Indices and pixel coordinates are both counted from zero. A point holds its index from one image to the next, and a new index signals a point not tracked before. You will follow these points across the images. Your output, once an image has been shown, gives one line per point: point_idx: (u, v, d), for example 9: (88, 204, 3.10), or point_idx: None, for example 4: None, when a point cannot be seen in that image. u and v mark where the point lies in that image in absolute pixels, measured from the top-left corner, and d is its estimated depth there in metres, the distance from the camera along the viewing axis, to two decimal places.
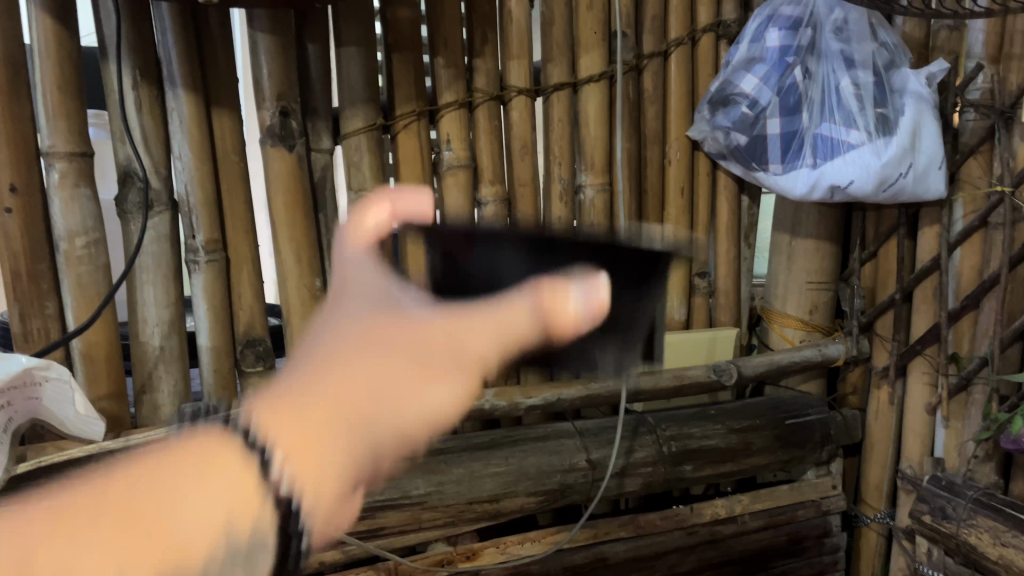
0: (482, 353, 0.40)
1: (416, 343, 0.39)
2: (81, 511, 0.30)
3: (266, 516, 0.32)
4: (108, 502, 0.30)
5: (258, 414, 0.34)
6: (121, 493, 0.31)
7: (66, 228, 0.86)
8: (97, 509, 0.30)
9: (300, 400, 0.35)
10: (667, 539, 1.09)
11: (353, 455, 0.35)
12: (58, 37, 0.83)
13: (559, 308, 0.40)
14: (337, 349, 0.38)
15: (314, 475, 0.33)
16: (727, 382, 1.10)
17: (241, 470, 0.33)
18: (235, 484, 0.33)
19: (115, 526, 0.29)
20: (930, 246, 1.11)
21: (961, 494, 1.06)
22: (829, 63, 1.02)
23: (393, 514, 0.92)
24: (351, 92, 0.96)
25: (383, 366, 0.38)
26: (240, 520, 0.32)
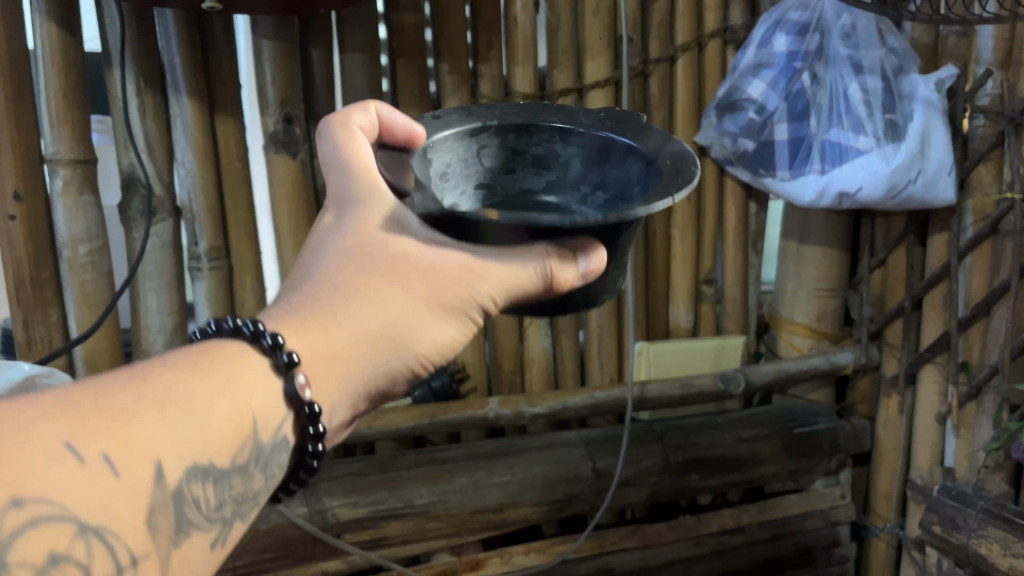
0: (475, 296, 0.49)
1: (428, 282, 0.49)
2: (97, 424, 0.33)
3: (286, 416, 0.44)
4: (128, 422, 0.34)
5: (295, 330, 0.45)
6: (136, 405, 0.35)
7: (69, 235, 0.85)
8: (102, 417, 0.34)
9: (334, 335, 0.46)
10: (672, 549, 1.08)
11: (373, 368, 0.48)
12: (62, 43, 0.82)
13: (561, 272, 0.47)
14: (365, 283, 0.48)
15: (344, 376, 0.46)
16: (735, 391, 1.09)
17: (269, 378, 0.43)
18: (233, 398, 0.40)
19: (132, 452, 0.34)
20: (940, 254, 1.10)
21: (971, 504, 1.05)
22: (837, 68, 1.00)
23: (395, 524, 0.91)
24: (356, 98, 0.95)
25: (399, 306, 0.48)
26: (226, 441, 0.39)
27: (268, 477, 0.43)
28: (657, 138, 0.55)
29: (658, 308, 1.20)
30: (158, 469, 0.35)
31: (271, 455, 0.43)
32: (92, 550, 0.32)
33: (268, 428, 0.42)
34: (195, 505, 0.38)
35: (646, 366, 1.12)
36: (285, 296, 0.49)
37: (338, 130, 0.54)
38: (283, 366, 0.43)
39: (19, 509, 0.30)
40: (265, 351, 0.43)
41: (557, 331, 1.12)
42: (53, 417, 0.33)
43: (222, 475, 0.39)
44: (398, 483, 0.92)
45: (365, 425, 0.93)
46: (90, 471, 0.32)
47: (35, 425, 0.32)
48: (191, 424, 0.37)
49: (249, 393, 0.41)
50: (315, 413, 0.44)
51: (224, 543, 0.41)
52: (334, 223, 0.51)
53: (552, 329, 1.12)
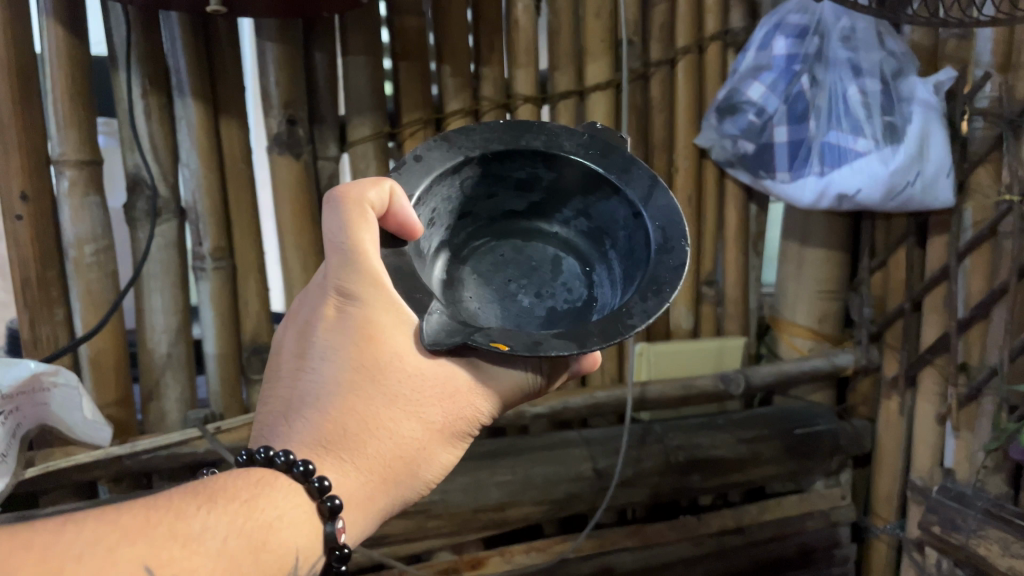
0: (482, 413, 0.51)
1: (444, 405, 0.49)
2: (170, 547, 0.36)
3: (319, 556, 0.43)
4: (193, 549, 0.36)
5: (328, 466, 0.45)
6: (203, 534, 0.37)
7: (75, 235, 0.86)
8: (171, 538, 0.36)
9: (361, 473, 0.46)
10: (674, 550, 1.08)
11: (390, 500, 0.48)
12: (68, 45, 0.83)
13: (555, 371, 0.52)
14: (385, 410, 0.47)
15: (368, 510, 0.47)
16: (735, 392, 1.10)
17: (310, 515, 0.43)
18: (282, 531, 0.41)
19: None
20: (940, 256, 1.10)
21: (970, 504, 1.06)
22: (836, 71, 1.00)
23: (397, 523, 0.93)
24: (358, 101, 0.96)
25: (416, 431, 0.49)
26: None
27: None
28: (642, 181, 0.55)
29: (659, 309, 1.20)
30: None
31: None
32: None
33: (306, 568, 0.42)
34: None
35: (647, 367, 1.13)
36: (292, 425, 0.46)
37: (349, 208, 0.49)
38: (325, 509, 0.43)
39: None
40: (309, 489, 0.43)
41: None
42: (131, 538, 0.35)
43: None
44: None
45: None
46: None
47: (116, 547, 0.34)
48: (248, 559, 0.38)
49: (295, 530, 0.42)
50: (347, 554, 0.44)
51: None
52: (337, 328, 0.49)
53: None
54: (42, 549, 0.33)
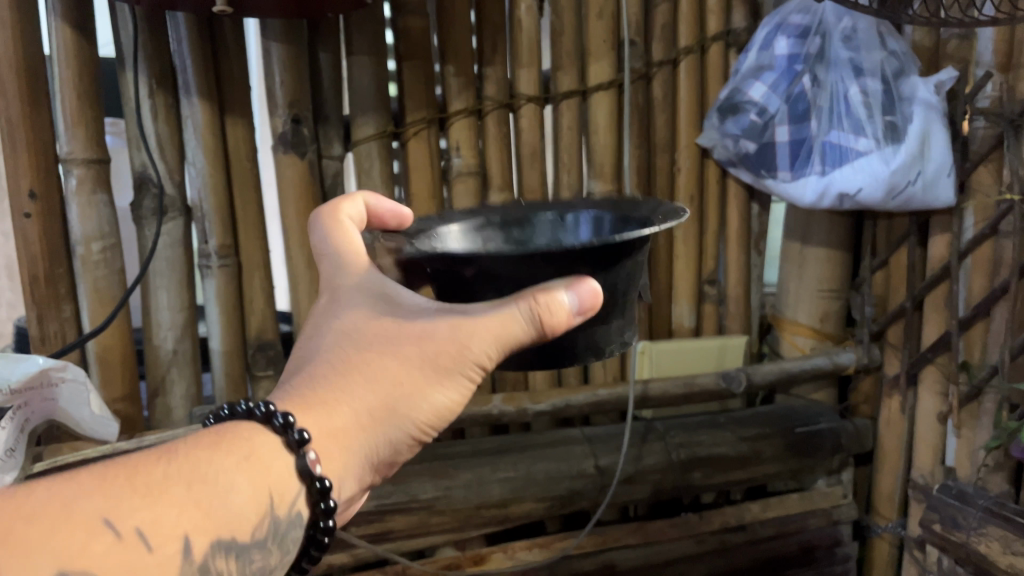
0: (470, 357, 0.48)
1: (422, 344, 0.48)
2: (130, 499, 0.37)
3: (299, 492, 0.45)
4: (156, 497, 0.38)
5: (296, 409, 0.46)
6: (165, 483, 0.39)
7: (83, 232, 0.87)
8: (132, 490, 0.37)
9: (338, 415, 0.47)
10: (675, 547, 1.09)
11: (376, 443, 0.48)
12: (77, 45, 0.84)
13: (550, 312, 0.45)
14: (362, 354, 0.48)
15: (345, 448, 0.47)
16: (737, 390, 1.10)
17: (281, 456, 0.44)
18: (247, 471, 0.43)
19: (162, 528, 0.37)
20: (941, 255, 1.11)
21: (971, 503, 1.06)
22: (837, 71, 1.01)
23: (401, 518, 0.94)
24: (363, 100, 0.97)
25: (398, 375, 0.48)
26: (248, 519, 0.42)
27: (284, 551, 0.46)
28: (651, 203, 0.57)
29: (662, 308, 1.21)
30: (186, 544, 0.38)
31: (287, 530, 0.45)
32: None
33: (284, 507, 0.44)
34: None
35: (649, 365, 1.14)
36: (288, 379, 0.50)
37: (327, 222, 0.56)
38: (305, 468, 0.45)
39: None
40: (276, 430, 0.44)
41: None
42: (90, 492, 0.36)
43: (243, 550, 0.42)
44: (404, 478, 0.94)
45: None
46: (124, 545, 0.35)
47: (76, 502, 0.35)
48: (215, 501, 0.40)
49: (266, 469, 0.44)
50: (326, 487, 0.45)
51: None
52: (328, 309, 0.52)
53: None
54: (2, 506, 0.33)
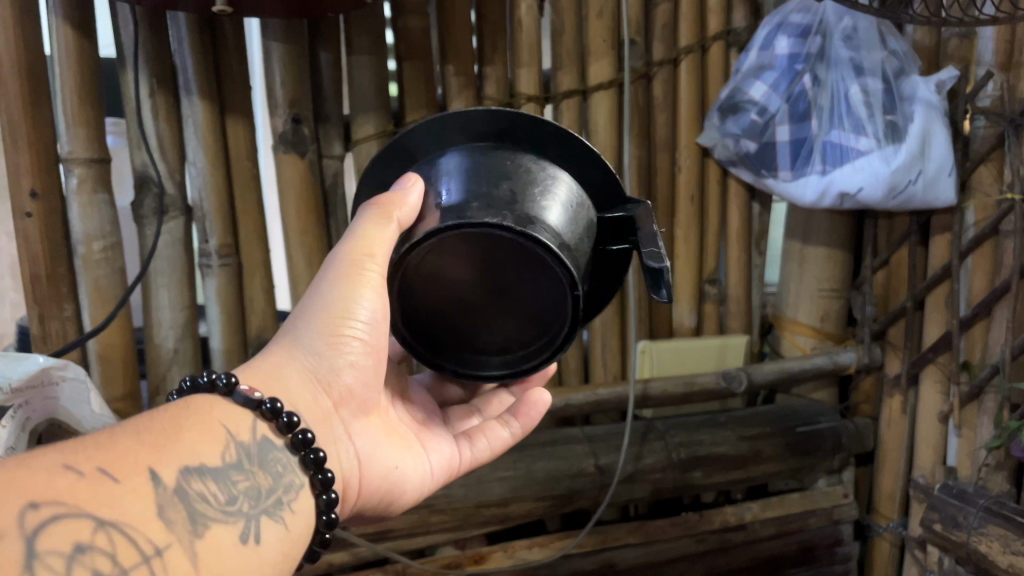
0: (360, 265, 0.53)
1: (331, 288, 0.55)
2: (80, 449, 0.39)
3: (256, 421, 0.49)
4: (107, 447, 0.40)
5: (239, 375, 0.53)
6: (111, 435, 0.41)
7: (84, 231, 0.88)
8: (83, 445, 0.40)
9: (275, 368, 0.54)
10: (676, 546, 1.09)
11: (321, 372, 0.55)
12: (77, 45, 0.85)
13: (390, 200, 0.52)
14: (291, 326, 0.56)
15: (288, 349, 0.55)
16: (737, 389, 1.11)
17: (228, 403, 0.48)
18: (193, 416, 0.46)
19: (120, 464, 0.39)
20: (942, 254, 1.10)
21: (972, 502, 1.06)
22: (838, 70, 1.01)
23: (401, 517, 0.94)
24: (363, 100, 0.97)
25: (318, 316, 0.55)
26: (207, 448, 0.44)
27: (274, 475, 0.48)
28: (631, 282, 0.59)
29: (662, 308, 1.21)
30: (150, 473, 0.40)
31: (262, 456, 0.48)
32: (110, 539, 0.36)
33: (246, 434, 0.48)
34: (202, 501, 0.42)
35: (649, 364, 1.14)
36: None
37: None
38: (267, 412, 0.49)
39: (36, 509, 0.34)
40: (221, 391, 0.49)
41: None
42: (44, 453, 0.38)
43: (220, 475, 0.44)
44: None
45: None
46: (89, 480, 0.38)
47: (33, 459, 0.37)
48: (168, 442, 0.43)
49: (212, 413, 0.47)
50: (278, 405, 0.49)
51: (257, 539, 0.44)
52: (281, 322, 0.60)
53: None
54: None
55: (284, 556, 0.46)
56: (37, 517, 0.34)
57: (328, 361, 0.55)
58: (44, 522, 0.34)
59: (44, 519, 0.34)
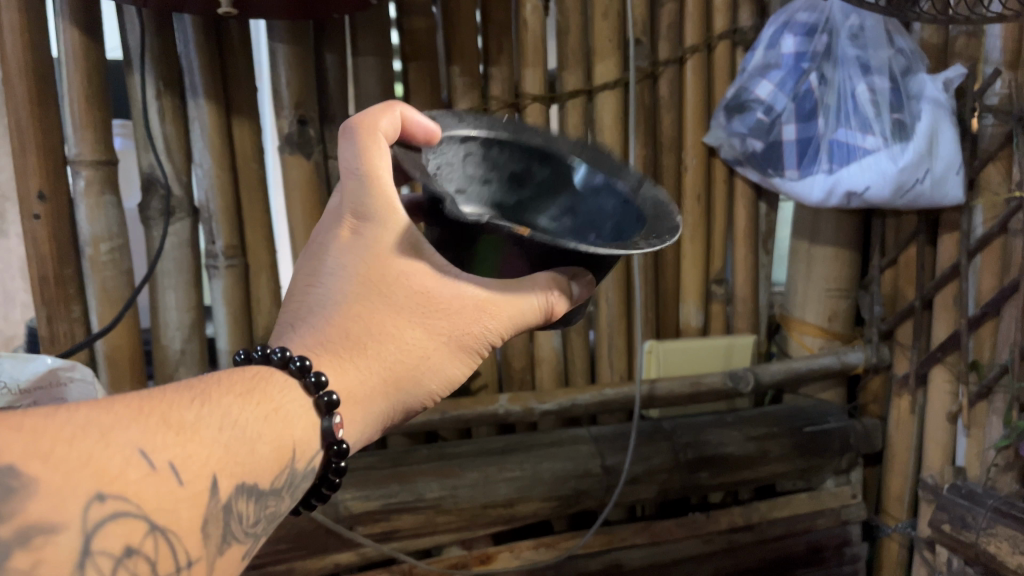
0: (487, 332, 0.53)
1: (450, 320, 0.51)
2: (164, 433, 0.37)
3: (317, 451, 0.46)
4: (187, 438, 0.38)
5: (327, 366, 0.48)
6: (196, 424, 0.39)
7: (91, 233, 0.88)
8: (166, 428, 0.38)
9: (363, 374, 0.49)
10: (683, 546, 1.08)
11: (394, 405, 0.52)
12: (84, 48, 0.85)
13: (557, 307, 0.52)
14: (390, 319, 0.50)
15: (367, 409, 0.50)
16: (744, 389, 1.10)
17: (308, 414, 0.45)
18: (278, 419, 0.43)
19: (193, 465, 0.38)
20: (951, 253, 1.10)
21: (981, 502, 1.05)
22: (846, 68, 1.01)
23: (407, 517, 0.94)
24: (368, 101, 0.97)
25: (418, 343, 0.51)
26: (271, 467, 0.42)
27: (295, 499, 0.46)
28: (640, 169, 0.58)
29: (668, 308, 1.21)
30: (213, 484, 0.38)
31: (301, 482, 0.45)
32: (157, 548, 0.35)
33: (304, 461, 0.45)
34: (238, 521, 0.40)
35: (656, 364, 1.13)
36: (300, 319, 0.50)
37: (363, 132, 0.49)
38: (322, 404, 0.46)
39: (101, 503, 0.33)
40: (306, 388, 0.46)
41: (567, 330, 1.13)
42: (126, 424, 0.36)
43: (263, 495, 0.42)
44: (410, 477, 0.95)
45: None
46: (157, 477, 0.36)
47: (111, 432, 0.35)
48: (243, 449, 0.40)
49: (294, 422, 0.44)
50: (334, 401, 0.46)
51: (251, 559, 0.43)
52: (351, 247, 0.50)
53: (562, 327, 1.13)
54: (35, 431, 0.33)
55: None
56: (99, 511, 0.33)
57: (398, 408, 0.53)
58: (104, 519, 0.33)
59: (105, 517, 0.33)
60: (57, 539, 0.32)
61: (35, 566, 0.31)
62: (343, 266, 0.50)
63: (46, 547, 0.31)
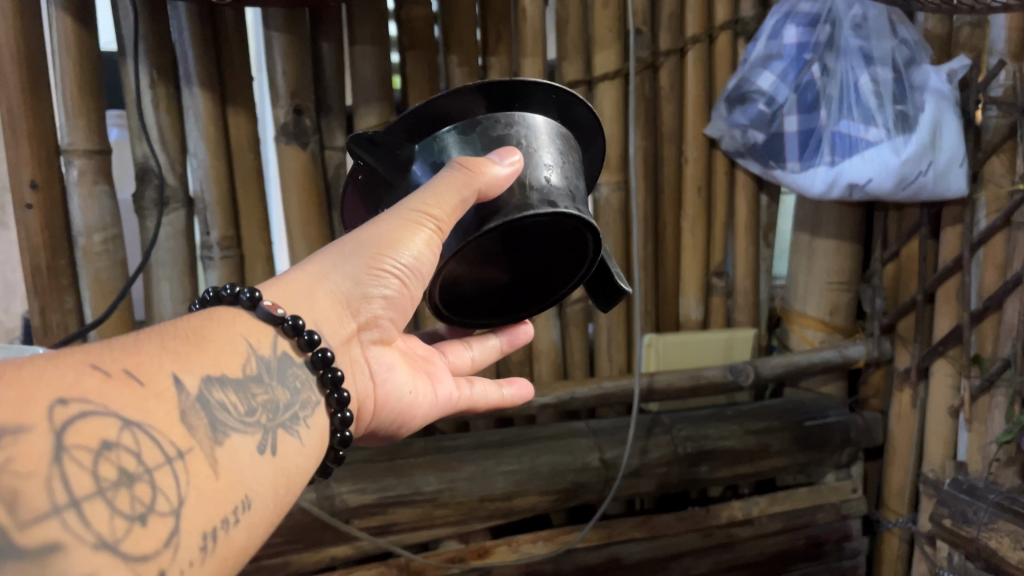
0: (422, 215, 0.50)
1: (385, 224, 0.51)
2: (103, 353, 0.37)
3: (276, 337, 0.47)
4: (128, 352, 0.38)
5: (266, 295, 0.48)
6: (137, 343, 0.39)
7: (85, 224, 0.88)
8: (106, 348, 0.38)
9: None
10: (682, 541, 1.08)
11: None
12: (77, 36, 0.84)
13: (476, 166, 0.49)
14: None
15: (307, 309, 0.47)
16: (744, 382, 1.08)
17: (245, 318, 0.46)
18: (221, 332, 0.44)
19: (143, 367, 0.37)
20: (953, 246, 1.09)
21: (982, 497, 1.04)
22: (848, 60, 0.99)
23: (405, 510, 0.93)
24: (365, 91, 0.96)
25: (371, 234, 0.52)
26: (232, 363, 0.43)
27: (292, 391, 0.46)
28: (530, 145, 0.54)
29: (668, 301, 1.20)
30: (175, 379, 0.38)
31: (282, 370, 0.46)
32: (138, 440, 0.34)
33: (268, 348, 0.46)
34: (224, 411, 0.40)
35: (656, 358, 1.12)
36: None
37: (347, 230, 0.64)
38: (245, 301, 0.46)
39: (64, 405, 0.33)
40: (243, 306, 0.46)
41: (566, 323, 1.13)
42: (69, 351, 0.36)
43: (240, 387, 0.43)
44: (407, 470, 0.94)
45: None
46: (115, 381, 0.36)
47: (57, 357, 0.35)
48: (188, 350, 0.41)
49: (233, 325, 0.45)
50: (255, 294, 0.47)
51: (271, 450, 0.43)
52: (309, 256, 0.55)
53: (561, 320, 1.13)
54: None
55: (292, 473, 0.44)
56: (65, 412, 0.32)
57: (361, 287, 0.53)
58: (72, 419, 0.32)
59: (71, 417, 0.32)
60: (27, 439, 0.30)
61: (9, 462, 0.30)
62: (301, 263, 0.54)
63: (17, 446, 0.30)
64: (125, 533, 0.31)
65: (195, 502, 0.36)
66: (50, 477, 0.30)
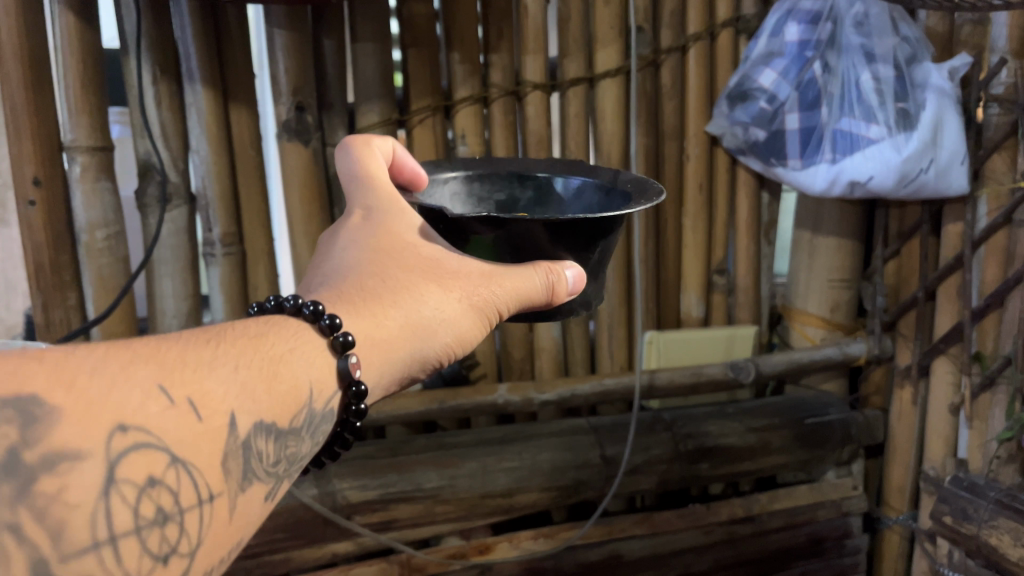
0: (495, 301, 0.54)
1: (458, 283, 0.54)
2: (177, 367, 0.37)
3: (334, 393, 0.46)
4: (202, 375, 0.37)
5: (343, 310, 0.49)
6: (212, 363, 0.39)
7: (87, 220, 0.88)
8: (182, 364, 0.37)
9: (374, 320, 0.50)
10: (684, 537, 1.08)
11: (410, 355, 0.52)
12: (79, 33, 0.84)
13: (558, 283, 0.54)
14: (406, 276, 0.53)
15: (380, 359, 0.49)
16: (745, 379, 1.09)
17: (324, 355, 0.45)
18: (292, 363, 0.43)
19: (210, 401, 0.37)
20: (954, 244, 1.09)
21: (982, 494, 1.03)
22: (849, 57, 0.99)
23: (405, 506, 0.94)
24: (367, 88, 0.96)
25: (440, 274, 0.54)
26: (289, 406, 0.42)
27: (315, 445, 0.46)
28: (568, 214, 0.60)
29: (669, 299, 1.20)
30: (232, 420, 0.38)
31: (320, 424, 0.45)
32: (180, 479, 0.35)
33: (321, 401, 0.45)
34: (258, 459, 0.40)
35: (657, 354, 1.12)
36: (318, 280, 0.53)
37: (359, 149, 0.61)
38: (337, 344, 0.46)
39: (124, 434, 0.33)
40: (322, 330, 0.46)
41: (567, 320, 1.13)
42: (144, 360, 0.36)
43: (282, 436, 0.42)
44: (408, 466, 0.94)
45: (376, 409, 0.96)
46: (178, 411, 0.35)
47: (130, 367, 0.35)
48: (259, 386, 0.40)
49: (309, 365, 0.44)
50: (349, 341, 0.46)
51: (275, 500, 0.43)
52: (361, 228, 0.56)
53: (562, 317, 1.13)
54: (54, 364, 0.32)
55: None
56: (123, 441, 0.33)
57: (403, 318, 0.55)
58: (128, 450, 0.33)
59: (128, 447, 0.33)
60: (82, 468, 0.31)
61: (61, 492, 0.31)
62: (358, 242, 0.55)
63: (72, 475, 0.31)
64: (148, 573, 0.33)
65: (208, 545, 0.37)
66: (95, 513, 0.32)
